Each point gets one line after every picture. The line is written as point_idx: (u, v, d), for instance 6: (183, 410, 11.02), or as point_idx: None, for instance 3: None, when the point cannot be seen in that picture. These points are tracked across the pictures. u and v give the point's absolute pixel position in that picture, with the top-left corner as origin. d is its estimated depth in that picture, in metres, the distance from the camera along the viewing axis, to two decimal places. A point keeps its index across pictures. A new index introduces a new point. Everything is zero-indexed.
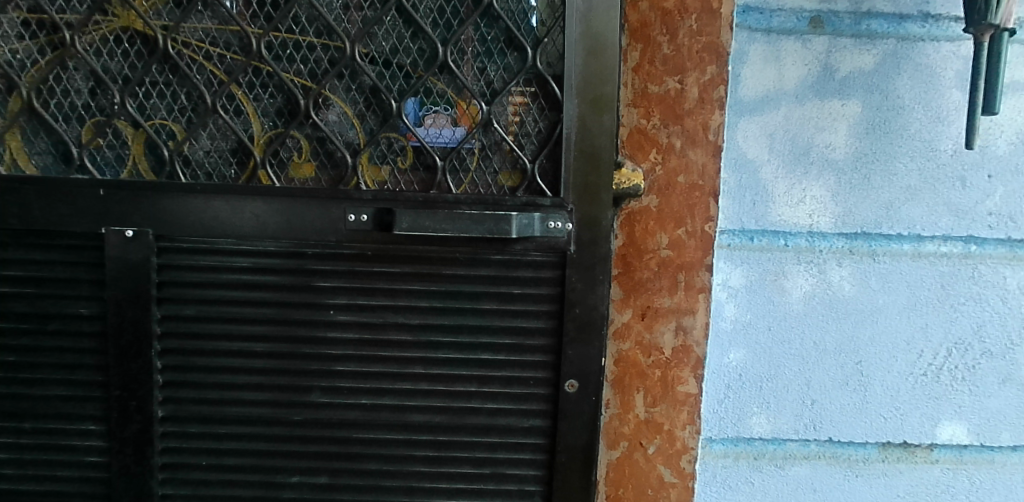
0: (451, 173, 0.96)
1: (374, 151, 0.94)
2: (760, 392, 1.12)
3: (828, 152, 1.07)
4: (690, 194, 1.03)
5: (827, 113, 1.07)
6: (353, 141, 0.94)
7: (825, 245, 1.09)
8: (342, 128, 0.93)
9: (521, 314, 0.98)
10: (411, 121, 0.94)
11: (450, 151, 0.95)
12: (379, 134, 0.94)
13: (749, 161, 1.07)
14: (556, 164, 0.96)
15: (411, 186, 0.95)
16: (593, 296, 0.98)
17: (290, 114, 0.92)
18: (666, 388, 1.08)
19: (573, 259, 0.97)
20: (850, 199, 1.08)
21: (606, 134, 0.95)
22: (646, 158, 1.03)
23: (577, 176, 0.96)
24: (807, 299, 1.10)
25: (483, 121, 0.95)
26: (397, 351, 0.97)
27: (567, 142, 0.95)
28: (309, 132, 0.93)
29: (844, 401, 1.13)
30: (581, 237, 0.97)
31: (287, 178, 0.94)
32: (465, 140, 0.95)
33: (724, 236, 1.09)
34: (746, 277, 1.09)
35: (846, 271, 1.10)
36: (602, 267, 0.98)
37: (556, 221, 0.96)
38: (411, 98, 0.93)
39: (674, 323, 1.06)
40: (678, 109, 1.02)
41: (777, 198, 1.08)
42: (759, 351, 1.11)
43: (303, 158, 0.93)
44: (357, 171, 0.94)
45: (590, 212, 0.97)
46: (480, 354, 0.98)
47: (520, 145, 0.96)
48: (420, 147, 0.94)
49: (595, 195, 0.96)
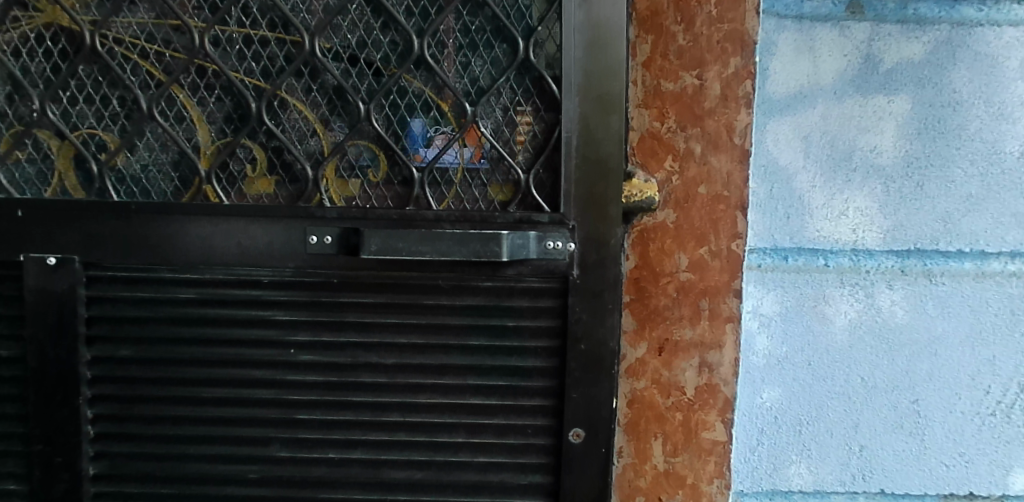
0: (431, 187, 0.82)
1: (341, 163, 0.81)
2: (799, 437, 0.96)
3: (874, 157, 0.92)
4: (713, 207, 0.88)
5: (872, 111, 0.91)
6: (315, 151, 0.80)
7: (871, 265, 0.94)
8: (303, 136, 0.80)
9: (516, 351, 0.83)
10: (381, 126, 0.80)
11: (429, 161, 0.81)
12: (344, 142, 0.80)
13: (781, 168, 0.92)
14: (555, 175, 0.82)
15: (387, 203, 0.81)
16: (601, 329, 0.83)
17: (241, 120, 0.79)
18: (689, 435, 0.92)
19: (577, 285, 0.83)
20: (900, 212, 0.93)
21: (614, 139, 0.81)
22: (661, 166, 0.89)
23: (579, 186, 0.81)
24: (852, 327, 0.94)
25: (467, 126, 0.81)
26: (370, 396, 0.83)
27: (567, 148, 0.81)
28: (264, 141, 0.80)
29: (898, 446, 0.97)
30: (585, 258, 0.82)
31: (240, 195, 0.81)
32: (447, 148, 0.81)
33: (754, 255, 0.94)
34: (780, 303, 0.94)
35: (898, 295, 0.94)
36: (611, 294, 0.83)
37: (556, 240, 0.82)
38: (383, 99, 0.80)
39: (698, 359, 0.91)
40: (696, 108, 0.87)
41: (815, 211, 0.92)
42: (798, 390, 0.95)
43: (257, 172, 0.80)
44: (321, 186, 0.81)
45: (596, 229, 0.82)
46: (466, 398, 0.83)
47: (512, 154, 0.82)
48: (395, 157, 0.81)
49: (602, 210, 0.82)
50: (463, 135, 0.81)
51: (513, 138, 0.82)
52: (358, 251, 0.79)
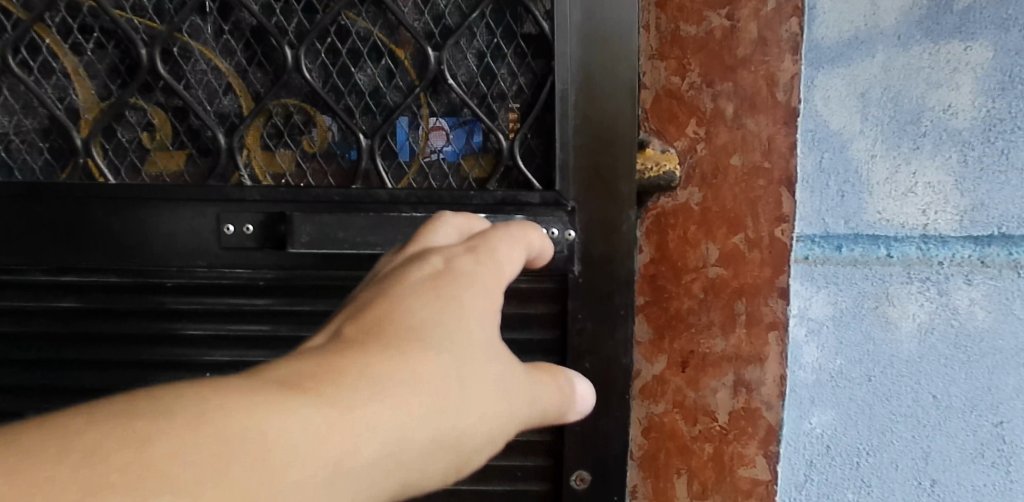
0: (384, 159, 0.63)
1: (267, 128, 0.62)
2: (856, 470, 0.78)
3: (947, 118, 0.73)
4: (750, 182, 0.69)
5: (944, 60, 0.72)
6: (230, 113, 0.62)
7: (945, 254, 0.74)
8: (213, 94, 0.62)
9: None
10: (316, 80, 0.62)
11: (381, 124, 0.63)
12: (267, 101, 0.62)
13: (832, 133, 0.73)
14: (545, 142, 0.63)
15: (328, 182, 0.63)
16: (610, 344, 0.66)
17: (130, 73, 0.61)
18: (721, 472, 0.74)
19: (580, 284, 0.65)
20: (981, 187, 0.73)
21: (624, 94, 0.62)
22: (681, 133, 0.70)
23: (579, 156, 0.63)
24: (921, 334, 0.75)
25: (430, 79, 0.62)
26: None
27: (562, 107, 0.62)
28: (162, 101, 0.62)
29: (977, 481, 0.77)
30: (589, 251, 0.64)
31: (136, 171, 0.63)
32: (404, 107, 0.62)
33: (799, 245, 0.75)
34: (833, 303, 0.75)
35: (979, 292, 0.74)
36: (622, 297, 0.65)
37: (550, 227, 0.63)
38: (318, 44, 0.61)
39: (731, 377, 0.72)
40: (726, 57, 0.68)
41: (875, 187, 0.73)
42: (856, 413, 0.76)
43: (156, 141, 0.62)
44: (242, 161, 0.63)
45: (604, 213, 0.64)
46: None
47: (491, 116, 0.63)
48: (338, 121, 0.63)
49: (611, 189, 0.63)
50: (427, 91, 0.62)
51: (491, 94, 0.63)
52: (287, 245, 0.61)
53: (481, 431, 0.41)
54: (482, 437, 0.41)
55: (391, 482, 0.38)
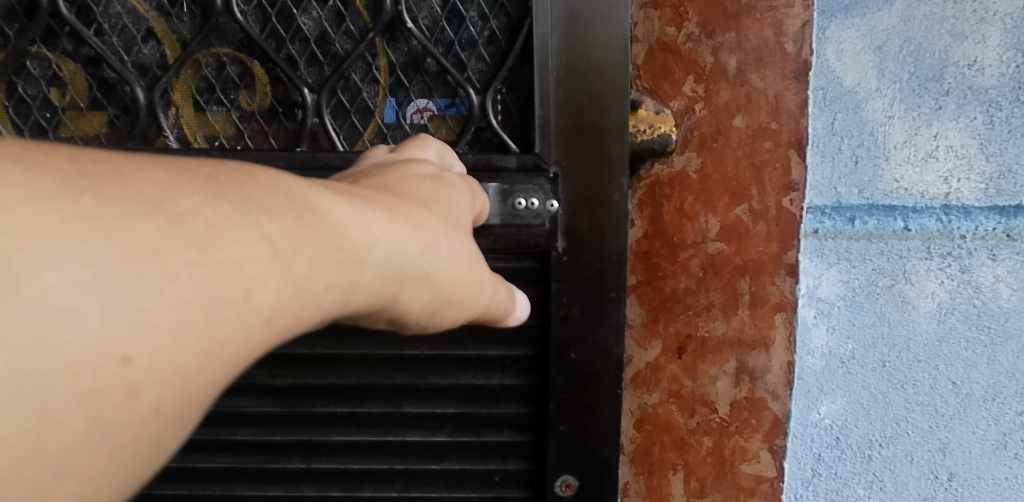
0: (335, 114, 0.62)
1: (195, 81, 0.62)
2: (868, 464, 0.71)
3: (972, 75, 0.65)
4: (755, 146, 0.62)
5: (969, 9, 0.64)
6: (149, 64, 0.61)
7: (967, 227, 0.67)
8: (131, 43, 0.61)
9: (479, 362, 0.63)
10: (256, 25, 0.61)
11: (329, 77, 0.62)
12: (192, 47, 0.61)
13: (845, 92, 0.66)
14: (507, 99, 0.61)
15: (272, 147, 0.62)
16: (600, 331, 0.62)
17: (30, 17, 0.60)
18: (722, 468, 0.67)
19: (565, 259, 0.60)
20: (1009, 151, 0.66)
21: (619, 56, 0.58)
22: (678, 91, 0.62)
23: (561, 112, 0.59)
24: (941, 314, 0.68)
25: (386, 22, 0.61)
26: (280, 408, 0.64)
27: (543, 61, 0.58)
28: (70, 49, 0.61)
29: (999, 474, 0.70)
30: (570, 224, 0.60)
31: (45, 127, 0.62)
32: (355, 55, 0.61)
33: (808, 217, 0.68)
34: (844, 282, 0.68)
35: (1005, 268, 0.67)
36: (614, 278, 0.61)
37: (527, 198, 0.59)
38: None
39: (734, 364, 0.65)
40: (728, 4, 0.61)
41: (893, 152, 0.66)
42: (868, 402, 0.70)
43: (67, 97, 0.61)
44: (167, 124, 0.62)
45: (590, 182, 0.59)
46: (403, 434, 0.65)
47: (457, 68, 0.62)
48: (280, 74, 0.62)
49: (598, 154, 0.59)
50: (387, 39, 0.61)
51: (457, 44, 0.61)
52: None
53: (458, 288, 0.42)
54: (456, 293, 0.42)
55: (385, 299, 0.38)
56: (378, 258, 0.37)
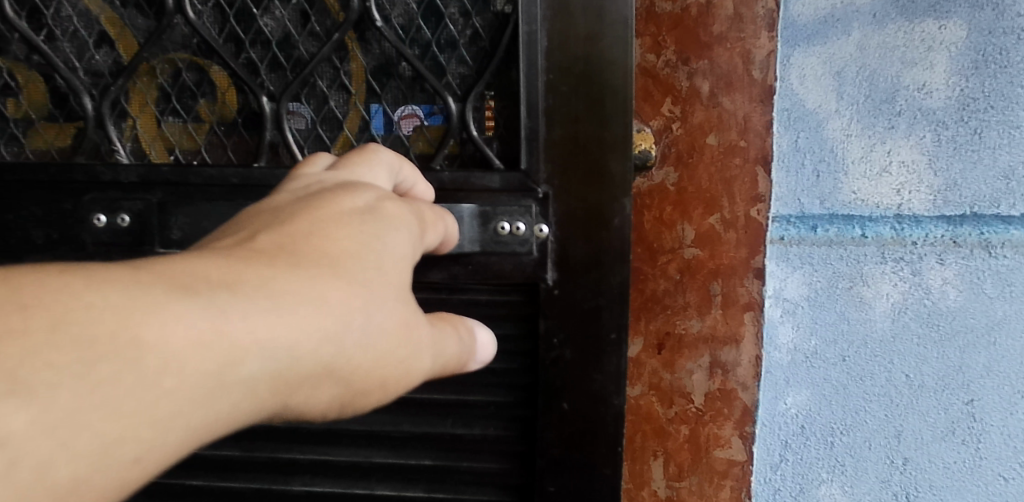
0: (298, 116, 0.70)
1: (151, 92, 0.70)
2: (831, 450, 0.78)
3: (922, 97, 0.72)
4: (726, 161, 0.69)
5: (918, 39, 0.72)
6: (102, 75, 0.70)
7: (918, 234, 0.74)
8: (83, 49, 0.70)
9: (461, 409, 0.70)
10: (218, 33, 0.69)
11: (291, 82, 0.69)
12: (146, 58, 0.69)
13: (808, 113, 0.73)
14: (482, 108, 0.67)
15: (229, 161, 0.70)
16: (598, 378, 0.68)
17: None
18: (698, 454, 0.73)
19: (563, 269, 0.66)
20: (954, 166, 0.73)
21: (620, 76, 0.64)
22: (657, 112, 0.69)
23: (557, 124, 0.65)
24: (894, 313, 0.75)
25: (354, 22, 0.67)
26: (242, 453, 0.73)
27: (535, 58, 0.64)
28: (26, 58, 0.70)
29: (948, 458, 0.77)
30: (565, 242, 0.66)
31: (12, 136, 0.72)
32: (320, 59, 0.68)
33: (775, 225, 0.75)
34: (808, 284, 0.75)
35: (951, 271, 0.75)
36: (612, 319, 0.67)
37: (508, 222, 0.66)
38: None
39: (708, 358, 0.72)
40: (701, 34, 0.67)
41: (851, 167, 0.73)
42: (830, 393, 0.77)
43: (29, 108, 0.71)
44: (122, 137, 0.71)
45: (589, 205, 0.66)
46: (372, 485, 0.73)
47: (434, 73, 0.68)
48: (240, 81, 0.69)
49: (596, 182, 0.65)
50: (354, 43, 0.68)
51: (433, 46, 0.67)
52: (151, 243, 0.68)
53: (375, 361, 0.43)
54: (376, 367, 0.44)
55: (277, 399, 0.40)
56: (243, 374, 0.38)
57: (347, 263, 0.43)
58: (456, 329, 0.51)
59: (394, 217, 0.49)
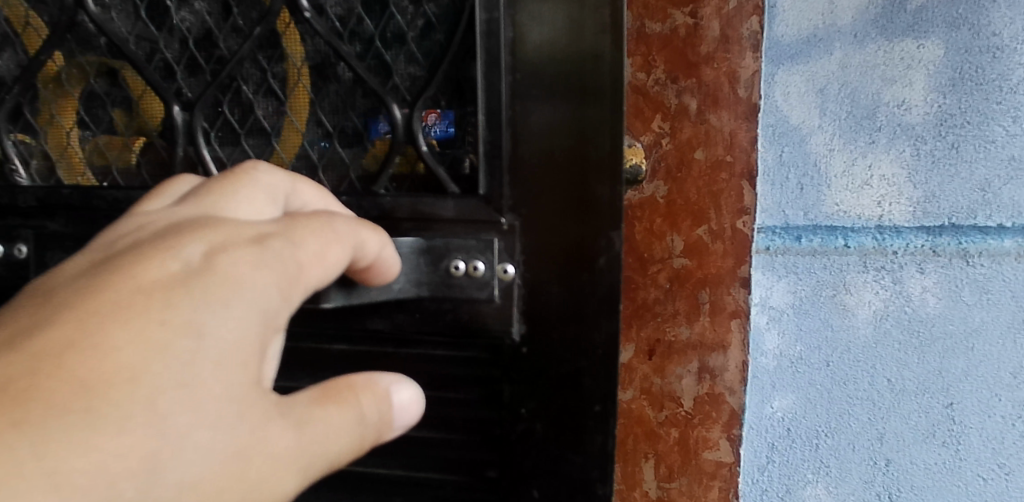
0: (219, 119, 0.73)
1: (52, 109, 0.76)
2: (816, 452, 0.81)
3: (901, 113, 0.75)
4: (713, 176, 0.72)
5: (897, 58, 0.75)
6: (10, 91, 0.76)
7: (898, 244, 0.78)
8: None
9: (417, 487, 0.73)
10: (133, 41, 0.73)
11: (210, 84, 0.72)
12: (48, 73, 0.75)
13: (792, 128, 0.76)
14: (427, 111, 0.68)
15: (140, 178, 0.74)
16: (575, 459, 0.67)
17: None
18: (687, 455, 0.76)
19: (546, 281, 0.66)
20: (932, 179, 0.76)
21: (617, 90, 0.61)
22: (647, 128, 0.72)
23: (535, 136, 0.65)
24: (876, 320, 0.78)
25: (278, 18, 0.70)
26: None
27: (499, 50, 0.64)
28: None
29: (929, 459, 0.80)
30: (550, 257, 0.66)
31: None
32: (239, 58, 0.71)
33: (761, 236, 0.78)
34: (793, 292, 0.78)
35: (930, 280, 0.78)
36: (593, 386, 0.66)
37: (462, 263, 0.65)
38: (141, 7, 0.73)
39: (696, 364, 0.75)
40: (690, 54, 0.71)
41: (834, 180, 0.76)
42: (814, 397, 0.80)
43: None
44: (26, 155, 0.76)
45: (580, 229, 0.64)
46: None
47: (373, 73, 0.69)
48: (155, 89, 0.73)
49: (584, 202, 0.64)
50: (285, 37, 0.70)
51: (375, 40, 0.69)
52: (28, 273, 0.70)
53: (207, 476, 0.41)
54: (216, 485, 0.42)
55: None
56: None
57: (108, 389, 0.39)
58: (357, 408, 0.48)
59: (225, 286, 0.44)
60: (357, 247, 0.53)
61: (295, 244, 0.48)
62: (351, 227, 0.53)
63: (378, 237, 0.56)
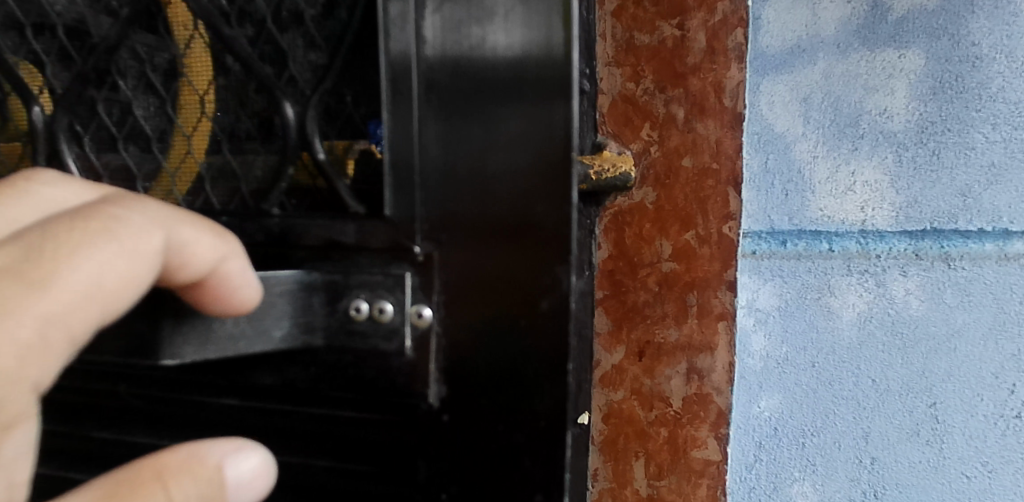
0: (106, 110, 0.83)
1: None
2: (802, 450, 0.83)
3: (883, 121, 0.78)
4: (700, 182, 0.74)
5: (879, 67, 0.77)
6: None
7: (881, 248, 0.80)
8: None
9: None
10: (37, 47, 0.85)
11: (76, 78, 0.82)
12: None
13: (777, 136, 0.79)
14: (323, 108, 0.73)
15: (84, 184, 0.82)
16: None
17: None
18: (676, 454, 0.78)
19: (490, 326, 0.64)
20: (914, 185, 0.78)
21: (554, 91, 0.59)
22: (636, 136, 0.74)
23: (467, 150, 0.63)
24: (860, 322, 0.81)
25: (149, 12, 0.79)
26: None
27: (409, 87, 0.65)
28: None
29: (913, 458, 0.82)
30: (494, 298, 0.64)
31: None
32: (115, 56, 0.81)
33: (748, 241, 0.81)
34: (779, 295, 0.81)
35: (913, 282, 0.80)
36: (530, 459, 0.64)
37: (375, 305, 0.67)
38: (38, 20, 0.85)
39: (685, 365, 0.77)
40: (677, 64, 0.73)
41: (817, 186, 0.79)
42: (800, 396, 0.82)
43: None
44: None
45: (527, 260, 0.62)
46: None
47: (258, 62, 0.75)
48: (47, 85, 0.84)
49: (524, 233, 0.62)
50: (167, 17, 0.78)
51: (267, 19, 0.75)
52: None
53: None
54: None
55: None
56: None
57: None
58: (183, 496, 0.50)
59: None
60: (169, 238, 0.54)
61: (53, 268, 0.48)
62: (165, 232, 0.53)
63: (213, 239, 0.58)
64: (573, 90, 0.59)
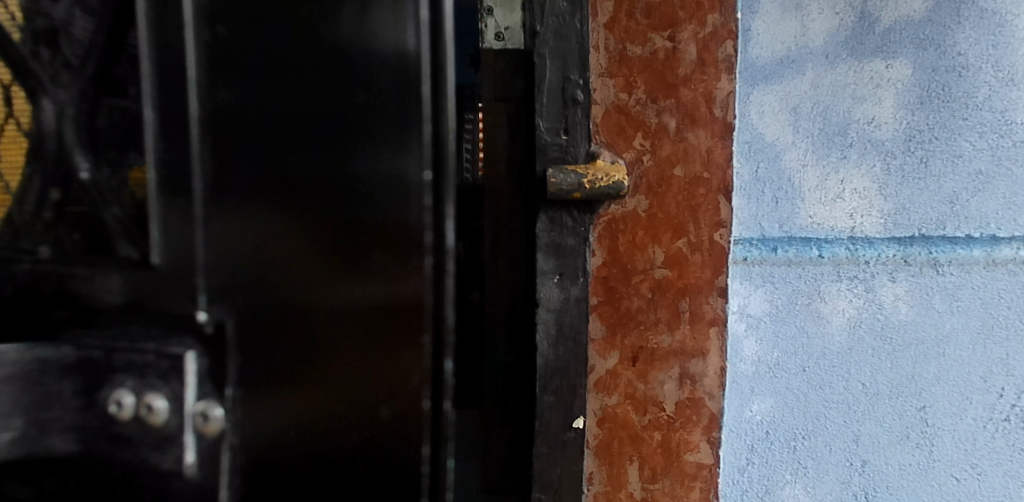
0: None
1: None
2: (793, 454, 0.84)
3: (871, 130, 0.79)
4: (692, 191, 0.76)
5: (868, 77, 0.79)
6: None
7: (871, 254, 0.81)
8: None
9: None
10: None
11: None
12: None
13: (767, 145, 0.80)
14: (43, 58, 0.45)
15: None
16: None
17: None
18: (670, 458, 0.80)
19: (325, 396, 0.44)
20: (902, 192, 0.80)
21: (408, 85, 0.41)
22: (629, 145, 0.76)
23: (255, 158, 0.43)
24: (850, 327, 0.82)
25: None
26: None
27: (180, 20, 0.43)
28: None
29: (903, 460, 0.84)
30: (327, 359, 0.43)
31: None
32: None
33: (738, 247, 0.81)
34: (769, 301, 0.82)
35: (902, 288, 0.81)
36: None
37: (130, 400, 0.44)
38: None
39: (678, 370, 0.79)
40: (668, 75, 0.75)
41: (807, 194, 0.80)
42: (791, 400, 0.83)
43: None
44: None
45: (367, 301, 0.43)
46: None
47: None
48: None
49: (361, 256, 0.43)
50: None
51: None
52: None
53: None
54: None
55: None
56: None
57: None
58: None
59: None
60: None
61: None
62: None
63: None
64: (439, 78, 0.41)
